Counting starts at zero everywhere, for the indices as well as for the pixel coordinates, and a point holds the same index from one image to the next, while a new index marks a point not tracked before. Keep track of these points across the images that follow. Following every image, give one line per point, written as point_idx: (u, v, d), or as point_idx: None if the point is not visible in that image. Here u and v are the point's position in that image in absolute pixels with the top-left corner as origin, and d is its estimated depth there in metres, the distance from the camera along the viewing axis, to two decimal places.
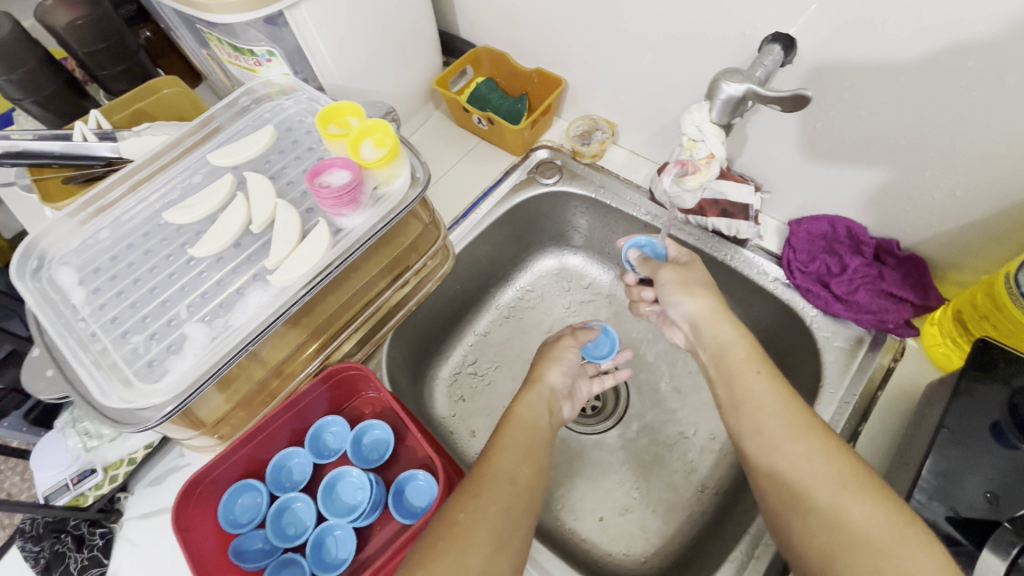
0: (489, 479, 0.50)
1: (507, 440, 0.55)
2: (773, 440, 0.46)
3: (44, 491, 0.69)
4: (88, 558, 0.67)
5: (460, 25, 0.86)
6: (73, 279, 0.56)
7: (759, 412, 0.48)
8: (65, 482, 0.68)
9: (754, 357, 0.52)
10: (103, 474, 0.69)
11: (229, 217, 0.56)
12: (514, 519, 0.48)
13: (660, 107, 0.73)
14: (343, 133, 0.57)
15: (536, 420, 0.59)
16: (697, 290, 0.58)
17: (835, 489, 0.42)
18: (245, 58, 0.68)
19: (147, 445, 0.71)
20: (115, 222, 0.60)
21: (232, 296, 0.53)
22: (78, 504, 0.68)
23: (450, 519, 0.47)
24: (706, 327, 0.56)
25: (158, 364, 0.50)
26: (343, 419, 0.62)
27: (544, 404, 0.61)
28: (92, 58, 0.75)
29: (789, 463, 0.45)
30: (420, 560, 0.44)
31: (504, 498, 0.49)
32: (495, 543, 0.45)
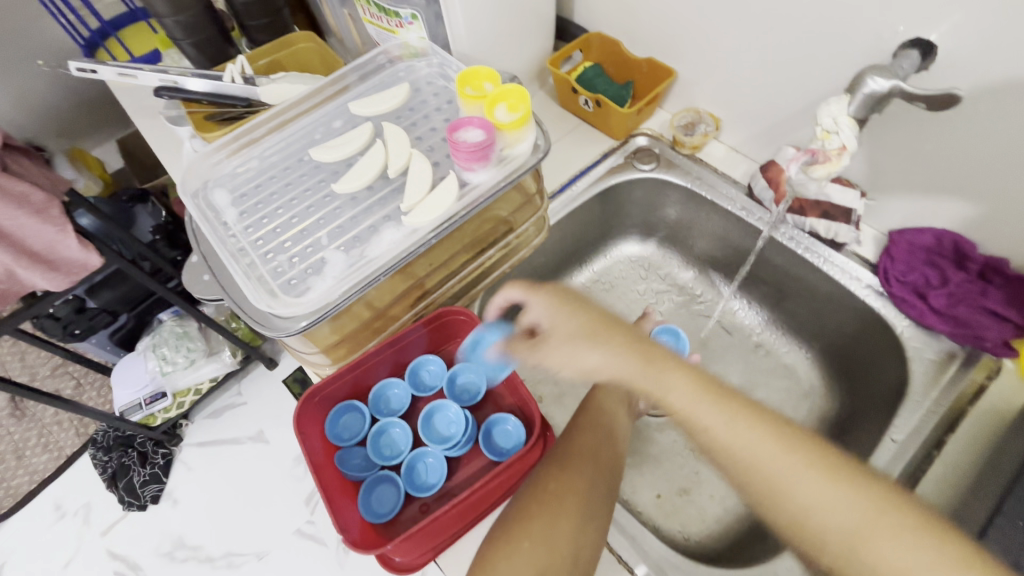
0: (575, 457, 0.56)
1: (589, 424, 0.60)
2: (796, 497, 0.46)
3: (123, 406, 0.85)
4: (150, 474, 0.84)
5: (575, 10, 0.90)
6: (227, 201, 0.62)
7: (752, 468, 0.48)
8: (140, 401, 0.85)
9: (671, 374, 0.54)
10: (173, 399, 0.85)
11: (368, 160, 0.62)
12: (599, 494, 0.54)
13: (772, 106, 0.74)
14: (478, 95, 0.62)
15: (616, 408, 0.64)
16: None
17: (873, 537, 0.43)
18: (387, 19, 0.73)
19: (212, 379, 0.88)
20: (262, 154, 0.66)
21: (366, 230, 0.58)
22: (151, 422, 0.84)
23: (537, 487, 0.54)
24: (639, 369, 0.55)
25: (299, 282, 0.55)
26: (440, 360, 0.66)
27: (622, 395, 0.66)
28: (245, 8, 0.83)
29: (818, 520, 0.45)
30: (518, 519, 0.51)
31: (589, 474, 0.55)
32: (583, 514, 0.52)
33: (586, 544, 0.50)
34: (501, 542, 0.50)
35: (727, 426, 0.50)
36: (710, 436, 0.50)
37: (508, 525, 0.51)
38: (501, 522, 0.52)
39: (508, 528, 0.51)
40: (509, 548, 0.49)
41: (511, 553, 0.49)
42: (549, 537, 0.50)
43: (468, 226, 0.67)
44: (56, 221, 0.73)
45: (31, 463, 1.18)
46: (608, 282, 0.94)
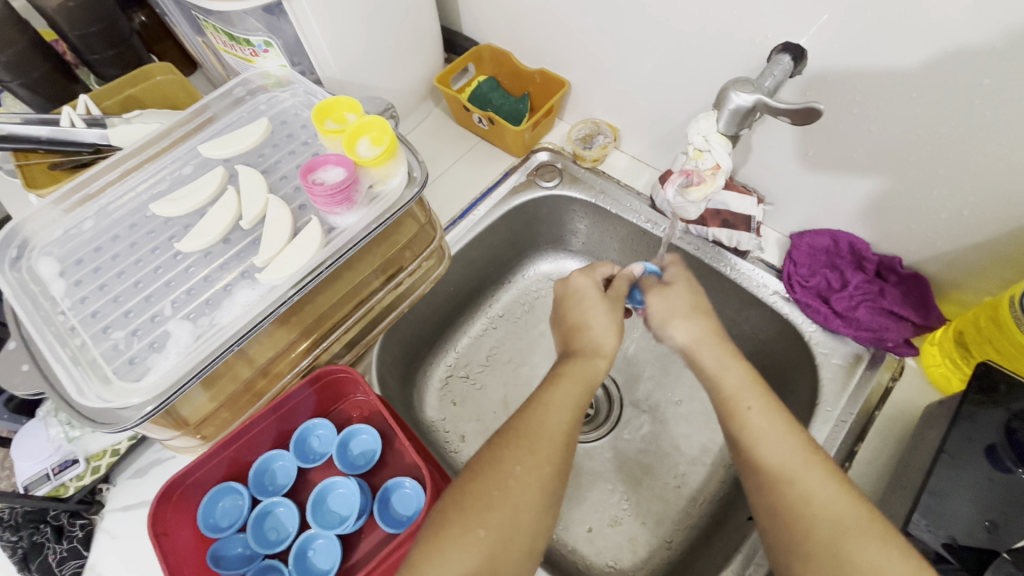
0: (536, 435, 0.48)
1: (560, 393, 0.51)
2: (795, 490, 0.44)
3: (25, 480, 0.66)
4: (68, 549, 0.64)
5: (462, 22, 0.85)
6: (54, 270, 0.53)
7: (776, 458, 0.46)
8: (46, 471, 0.65)
9: (750, 389, 0.51)
10: (85, 464, 0.66)
11: (219, 212, 0.54)
12: (557, 478, 0.48)
13: (666, 114, 0.71)
14: (339, 129, 0.56)
15: (586, 377, 0.53)
16: (683, 321, 0.56)
17: (840, 529, 0.42)
18: (240, 48, 0.65)
19: (132, 437, 0.69)
20: (99, 213, 0.57)
21: (219, 293, 0.51)
22: (59, 494, 0.65)
23: (488, 467, 0.47)
24: (704, 354, 0.54)
25: (139, 362, 0.48)
26: (329, 423, 0.60)
27: (595, 361, 0.54)
28: (82, 41, 0.73)
29: (797, 508, 0.44)
30: (473, 505, 0.45)
31: (549, 458, 0.48)
32: (544, 503, 0.46)
33: (538, 538, 0.45)
34: (451, 527, 0.44)
35: (773, 429, 0.48)
36: (748, 419, 0.49)
37: (457, 508, 0.45)
38: (449, 498, 0.46)
39: (461, 514, 0.44)
40: (462, 538, 0.43)
41: (460, 543, 0.43)
42: (507, 525, 0.44)
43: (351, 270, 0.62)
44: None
45: None
46: (527, 302, 0.89)
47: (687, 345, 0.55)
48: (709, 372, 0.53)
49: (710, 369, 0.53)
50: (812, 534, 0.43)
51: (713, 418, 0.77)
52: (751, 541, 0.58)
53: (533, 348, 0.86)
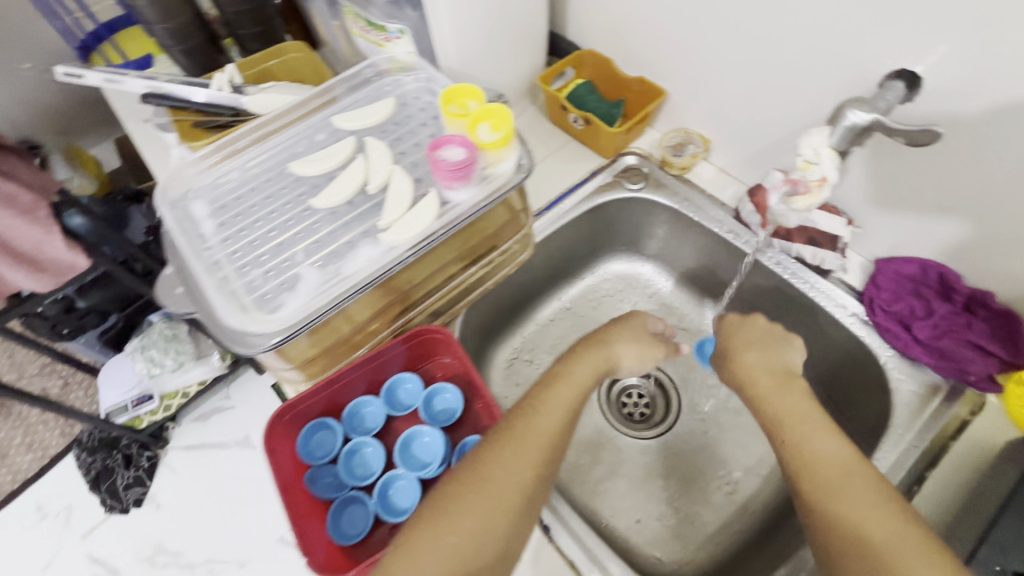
0: (521, 435, 0.51)
1: (545, 404, 0.55)
2: (840, 506, 0.47)
3: (109, 407, 0.90)
4: (134, 477, 0.86)
5: (568, 27, 0.89)
6: (205, 212, 0.61)
7: (824, 475, 0.49)
8: (126, 403, 0.89)
9: (810, 415, 0.54)
10: (156, 404, 0.88)
11: (348, 176, 0.61)
12: (537, 479, 0.50)
13: (761, 130, 0.73)
14: (462, 113, 0.61)
15: (582, 384, 0.58)
16: (747, 350, 0.63)
17: (897, 544, 0.44)
18: (375, 32, 0.72)
19: (197, 384, 0.90)
20: (243, 166, 0.65)
21: (343, 247, 0.57)
22: (137, 425, 0.87)
23: (470, 470, 0.50)
24: (760, 381, 0.59)
25: (272, 298, 0.54)
26: (417, 379, 0.65)
27: (594, 364, 0.60)
28: (235, 16, 0.83)
29: (850, 524, 0.46)
30: (449, 509, 0.47)
31: (531, 461, 0.50)
32: (520, 507, 0.48)
33: (513, 538, 0.47)
34: (422, 532, 0.46)
35: (826, 446, 0.51)
36: (797, 441, 0.53)
37: (434, 512, 0.47)
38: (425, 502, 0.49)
39: (433, 521, 0.46)
40: (433, 541, 0.45)
41: (429, 547, 0.45)
42: (476, 531, 0.46)
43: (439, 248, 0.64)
44: (43, 224, 0.81)
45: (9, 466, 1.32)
46: (596, 298, 0.93)
47: (746, 376, 0.61)
48: (756, 391, 0.59)
49: (766, 391, 0.58)
50: (881, 554, 0.44)
51: None
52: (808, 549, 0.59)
53: None
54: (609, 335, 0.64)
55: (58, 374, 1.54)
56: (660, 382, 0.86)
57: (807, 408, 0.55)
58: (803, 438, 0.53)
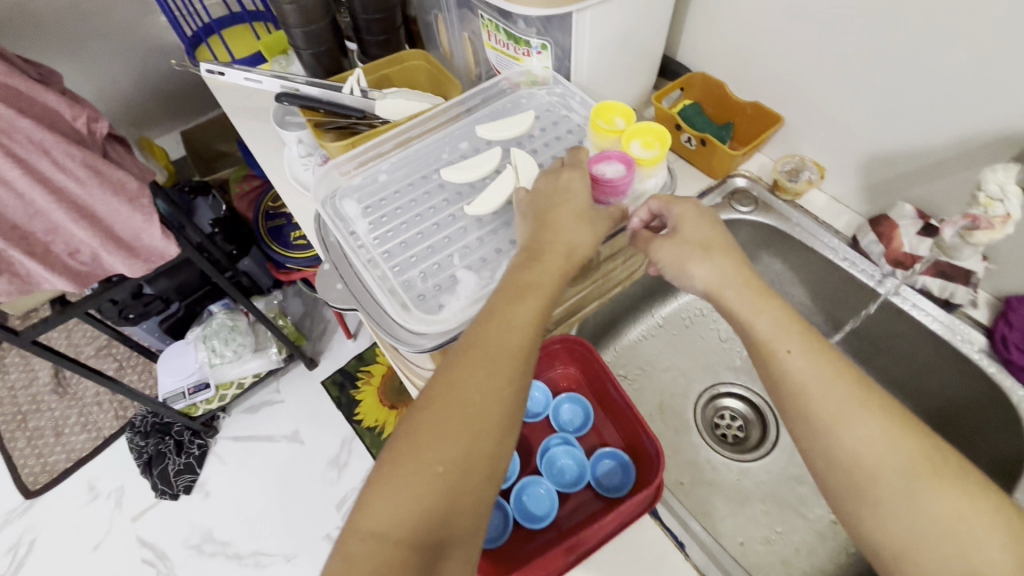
0: (470, 368, 0.45)
1: (502, 310, 0.48)
2: (855, 441, 0.43)
3: (169, 391, 1.30)
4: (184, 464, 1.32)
5: (681, 49, 0.91)
6: (356, 211, 0.63)
7: (827, 405, 0.44)
8: (185, 390, 1.30)
9: (788, 334, 0.48)
10: (215, 389, 1.32)
11: (498, 184, 0.62)
12: (502, 413, 0.45)
13: (887, 160, 0.74)
14: (612, 129, 0.63)
15: (537, 294, 0.49)
16: (695, 270, 0.53)
17: (882, 466, 0.42)
18: (515, 47, 0.73)
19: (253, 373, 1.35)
20: (389, 169, 0.67)
21: (496, 253, 0.59)
22: (193, 407, 1.32)
23: (437, 392, 0.44)
24: (728, 298, 0.51)
25: (430, 299, 0.56)
26: (543, 387, 0.66)
27: (555, 269, 0.50)
28: (366, 24, 0.86)
29: (861, 462, 0.43)
30: (401, 472, 0.41)
31: (484, 393, 0.44)
32: (485, 444, 0.43)
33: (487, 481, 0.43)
34: (378, 499, 0.40)
35: (820, 371, 0.46)
36: (789, 365, 0.47)
37: (403, 443, 0.42)
38: (400, 432, 0.43)
39: (389, 488, 0.41)
40: (388, 513, 0.40)
41: (389, 517, 0.40)
42: (435, 484, 0.41)
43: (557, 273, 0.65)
44: (142, 211, 0.89)
45: (72, 441, 1.39)
46: (689, 318, 0.95)
47: (709, 289, 0.52)
48: (741, 316, 0.50)
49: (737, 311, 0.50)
50: (877, 482, 0.42)
51: None
52: None
53: (689, 361, 0.91)
54: (549, 227, 0.53)
55: (120, 356, 1.58)
56: (755, 405, 0.87)
57: (790, 319, 0.49)
58: (794, 362, 0.47)
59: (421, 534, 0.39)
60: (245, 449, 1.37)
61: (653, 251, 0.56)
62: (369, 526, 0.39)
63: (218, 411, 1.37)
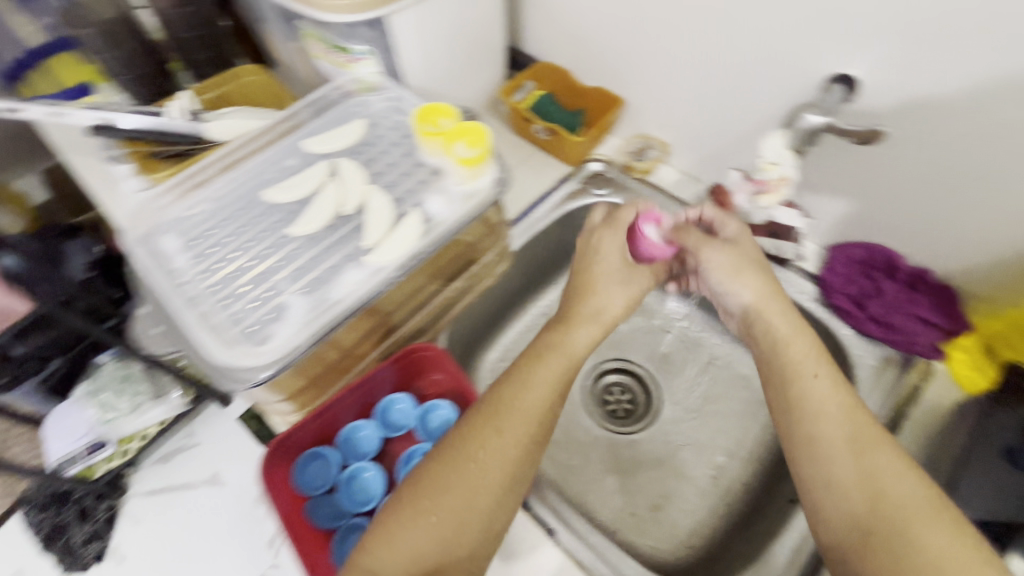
0: (507, 413, 0.53)
1: (539, 375, 0.56)
2: (826, 444, 0.53)
3: (55, 459, 0.72)
4: (93, 530, 0.71)
5: (525, 40, 0.92)
6: (175, 246, 0.59)
7: (817, 420, 0.54)
8: (76, 453, 0.71)
9: (812, 359, 0.57)
10: (116, 447, 0.73)
11: (325, 201, 0.61)
12: (517, 462, 0.52)
13: (715, 132, 0.78)
14: (436, 131, 0.62)
15: (570, 357, 0.59)
16: (748, 277, 0.62)
17: (870, 455, 0.51)
18: (338, 54, 0.72)
19: (161, 421, 0.75)
20: (214, 196, 0.64)
21: (329, 271, 0.57)
22: (90, 475, 0.72)
23: (479, 456, 0.51)
24: (771, 315, 0.60)
25: (260, 329, 0.54)
26: (409, 398, 0.65)
27: (587, 336, 0.60)
28: (185, 42, 0.80)
29: (841, 459, 0.52)
30: (425, 502, 0.50)
31: (513, 436, 0.52)
32: (498, 490, 0.51)
33: (496, 519, 0.51)
34: (397, 532, 0.49)
35: (833, 398, 0.55)
36: (812, 385, 0.55)
37: (412, 491, 0.51)
38: (429, 473, 0.51)
39: (412, 508, 0.49)
40: (413, 523, 0.49)
41: (413, 525, 0.49)
42: (455, 515, 0.49)
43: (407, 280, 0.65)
44: None
45: None
46: None
47: (755, 303, 0.61)
48: (781, 336, 0.59)
49: (781, 333, 0.59)
50: (872, 472, 0.51)
51: (748, 414, 0.82)
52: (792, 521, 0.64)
53: None
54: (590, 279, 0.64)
55: None
56: (639, 377, 0.89)
57: (789, 335, 0.59)
58: (804, 381, 0.56)
59: (443, 560, 0.48)
60: (165, 503, 0.73)
61: (704, 256, 0.64)
62: (377, 559, 0.48)
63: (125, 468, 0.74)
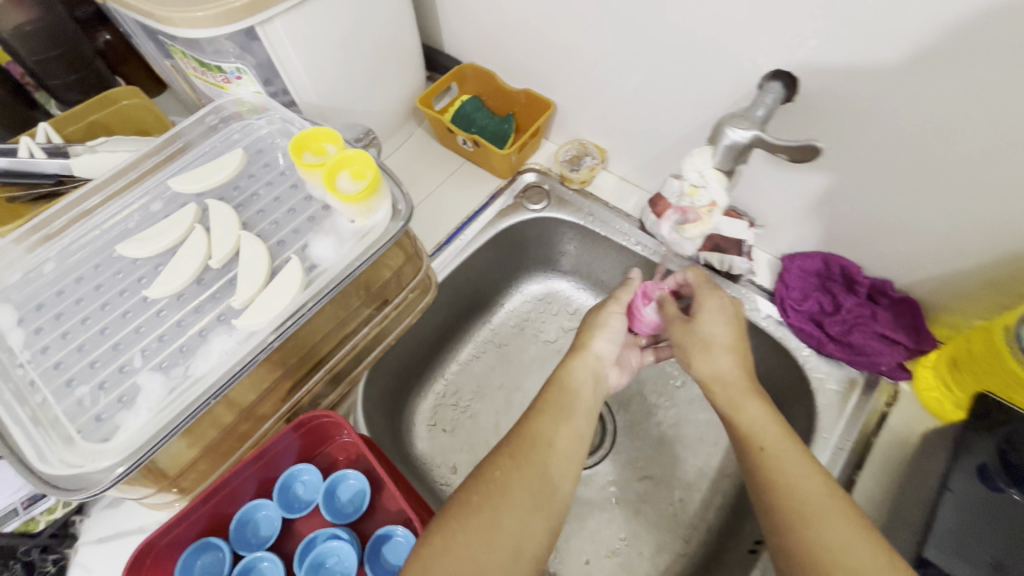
0: (529, 436, 0.51)
1: (571, 404, 0.55)
2: (794, 510, 0.45)
3: None
4: None
5: (444, 40, 0.83)
6: (12, 319, 0.50)
7: (769, 482, 0.47)
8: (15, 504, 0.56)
9: (761, 429, 0.50)
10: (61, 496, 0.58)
11: (189, 253, 0.52)
12: (550, 479, 0.49)
13: (653, 136, 0.70)
14: (319, 162, 0.54)
15: (582, 389, 0.57)
16: (701, 351, 0.57)
17: (828, 522, 0.43)
18: (212, 74, 0.62)
19: None
20: (62, 252, 0.54)
21: (194, 339, 0.49)
22: (29, 529, 0.57)
23: (500, 477, 0.48)
24: (718, 392, 0.54)
25: (107, 419, 0.45)
26: (315, 468, 0.58)
27: (588, 371, 0.59)
28: (42, 65, 0.69)
29: (797, 520, 0.44)
30: (451, 528, 0.45)
31: (541, 458, 0.50)
32: (527, 504, 0.47)
33: (529, 539, 0.45)
34: (428, 560, 0.43)
35: (789, 461, 0.47)
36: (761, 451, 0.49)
37: (452, 517, 0.46)
38: (455, 505, 0.47)
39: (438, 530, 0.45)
40: (436, 547, 0.44)
41: (439, 555, 0.43)
42: (486, 536, 0.44)
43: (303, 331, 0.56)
44: None
45: None
46: (518, 324, 0.87)
47: (710, 377, 0.55)
48: (726, 408, 0.53)
49: (727, 400, 0.53)
50: (814, 530, 0.43)
51: (708, 440, 0.76)
52: None
53: (523, 372, 0.83)
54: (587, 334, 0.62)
55: None
56: None
57: (744, 389, 0.53)
58: (763, 449, 0.49)
59: None
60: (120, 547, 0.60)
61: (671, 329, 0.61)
62: None
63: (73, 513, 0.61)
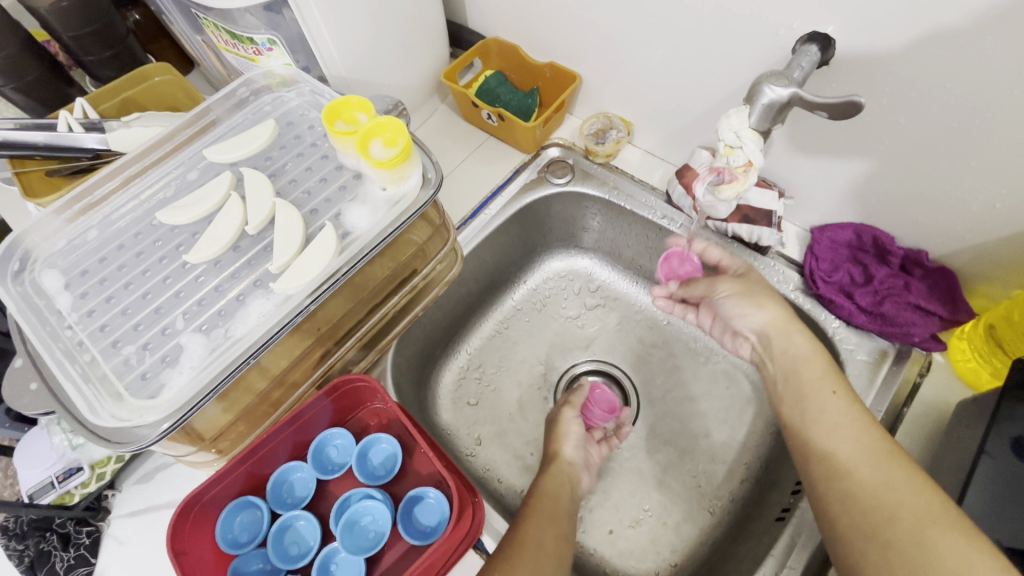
0: (522, 544, 0.52)
1: (553, 509, 0.58)
2: (850, 454, 0.48)
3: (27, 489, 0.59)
4: (76, 557, 0.59)
5: (468, 15, 0.82)
6: (59, 283, 0.52)
7: (829, 431, 0.51)
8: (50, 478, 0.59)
9: (828, 377, 0.54)
10: (90, 472, 0.60)
11: (225, 219, 0.53)
12: None
13: (680, 109, 0.70)
14: (350, 130, 0.54)
15: (559, 493, 0.61)
16: (766, 302, 0.60)
17: (874, 467, 0.47)
18: (243, 46, 0.63)
19: None
20: (104, 221, 0.55)
21: (232, 303, 0.50)
22: (65, 501, 0.59)
23: None
24: (785, 337, 0.58)
25: (153, 377, 0.46)
26: (347, 432, 0.60)
27: (565, 478, 0.63)
28: (77, 42, 0.71)
29: (854, 466, 0.47)
30: None
31: (534, 561, 0.50)
32: None
33: None
34: None
35: (848, 415, 0.51)
36: (822, 401, 0.53)
37: None
38: None
39: None
40: None
41: None
42: None
43: (332, 300, 0.57)
44: None
45: None
46: (541, 300, 0.87)
47: (768, 327, 0.60)
48: (793, 356, 0.57)
49: (790, 352, 0.57)
50: (867, 471, 0.47)
51: (733, 414, 0.76)
52: (784, 543, 0.56)
53: (546, 348, 0.84)
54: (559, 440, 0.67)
55: None
56: (614, 378, 0.81)
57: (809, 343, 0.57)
58: (818, 397, 0.53)
59: None
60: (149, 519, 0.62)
61: (719, 286, 0.64)
62: None
63: (106, 488, 0.63)
